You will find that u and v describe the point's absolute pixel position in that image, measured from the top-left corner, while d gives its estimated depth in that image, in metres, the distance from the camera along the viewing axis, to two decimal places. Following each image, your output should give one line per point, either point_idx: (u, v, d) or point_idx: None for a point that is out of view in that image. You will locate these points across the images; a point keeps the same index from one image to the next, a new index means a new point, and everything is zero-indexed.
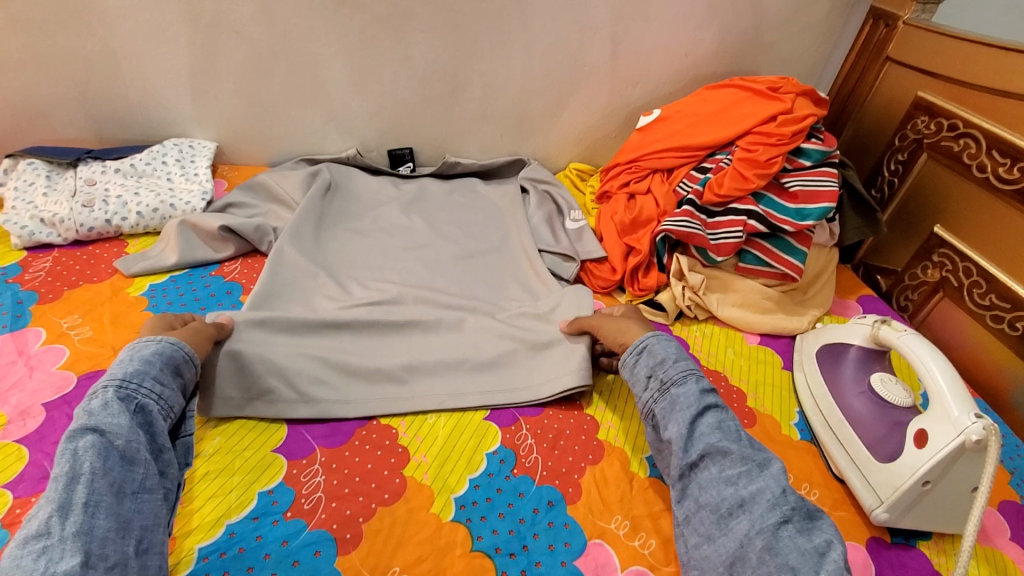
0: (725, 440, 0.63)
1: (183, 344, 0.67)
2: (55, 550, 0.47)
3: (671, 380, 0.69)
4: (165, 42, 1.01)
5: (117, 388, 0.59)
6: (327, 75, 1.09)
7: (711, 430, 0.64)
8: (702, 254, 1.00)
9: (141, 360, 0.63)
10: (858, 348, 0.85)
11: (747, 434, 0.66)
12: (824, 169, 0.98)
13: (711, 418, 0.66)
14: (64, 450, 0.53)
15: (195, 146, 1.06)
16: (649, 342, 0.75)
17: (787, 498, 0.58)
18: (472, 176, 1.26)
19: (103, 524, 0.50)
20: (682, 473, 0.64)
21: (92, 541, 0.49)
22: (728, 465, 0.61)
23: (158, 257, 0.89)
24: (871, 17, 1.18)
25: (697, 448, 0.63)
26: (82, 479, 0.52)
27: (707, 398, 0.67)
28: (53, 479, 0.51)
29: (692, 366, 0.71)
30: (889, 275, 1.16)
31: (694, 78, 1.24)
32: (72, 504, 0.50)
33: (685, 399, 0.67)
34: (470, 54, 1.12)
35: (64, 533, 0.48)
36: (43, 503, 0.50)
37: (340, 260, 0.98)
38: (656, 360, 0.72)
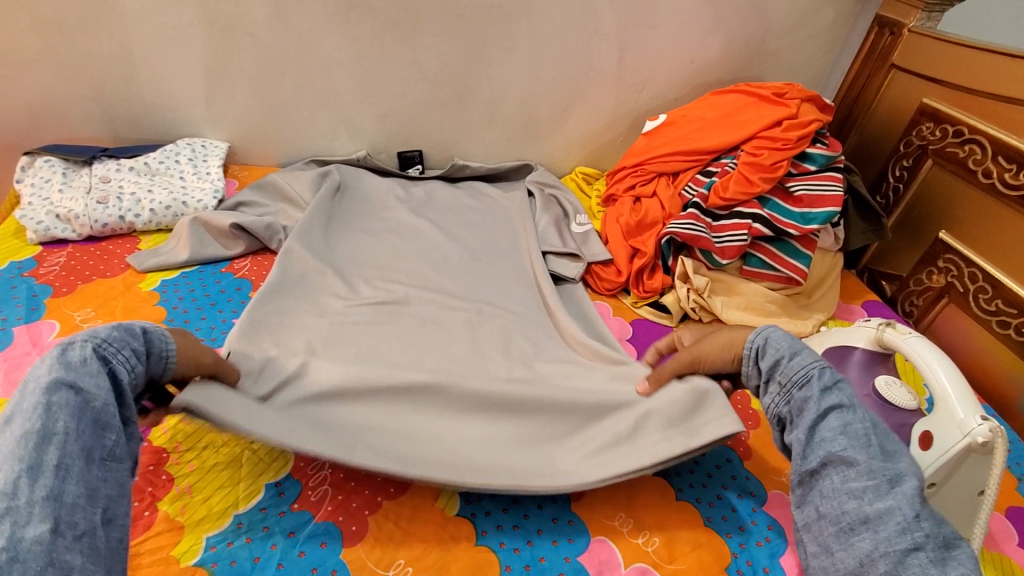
0: (850, 449, 0.59)
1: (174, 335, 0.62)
2: (21, 514, 0.46)
3: (791, 382, 0.65)
4: (181, 45, 1.03)
5: (95, 345, 0.56)
6: (339, 77, 1.11)
7: (834, 437, 0.60)
8: (706, 258, 1.01)
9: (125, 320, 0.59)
10: (862, 352, 0.84)
11: (879, 437, 0.60)
12: (828, 174, 0.99)
13: (833, 423, 0.61)
14: (36, 406, 0.51)
15: (208, 146, 1.07)
16: (758, 342, 0.69)
17: (920, 523, 0.54)
18: (479, 180, 1.28)
19: (73, 490, 0.50)
20: (801, 479, 0.62)
21: (62, 507, 0.48)
22: (852, 477, 0.58)
23: (169, 254, 0.90)
24: (876, 25, 1.18)
25: (818, 455, 0.60)
26: (55, 440, 0.50)
27: (829, 402, 0.62)
28: (22, 435, 0.49)
29: (814, 365, 0.65)
30: (893, 281, 1.16)
31: (700, 84, 1.25)
32: (41, 466, 0.49)
33: (805, 403, 0.63)
34: (479, 59, 1.14)
35: (31, 497, 0.47)
36: (8, 463, 0.48)
37: (349, 260, 1.00)
38: (770, 361, 0.67)
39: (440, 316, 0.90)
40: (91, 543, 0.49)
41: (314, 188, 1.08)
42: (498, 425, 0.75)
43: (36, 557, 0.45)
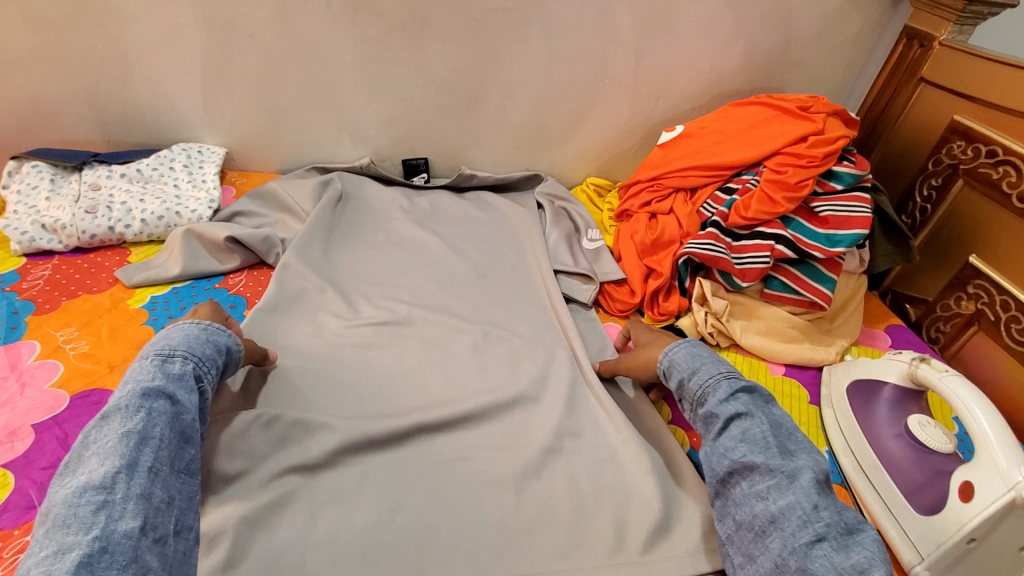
0: (751, 453, 0.62)
1: (243, 347, 0.71)
2: (117, 508, 0.48)
3: (693, 398, 0.70)
4: (178, 45, 0.98)
5: (193, 364, 0.63)
6: (344, 81, 1.06)
7: (735, 445, 0.63)
8: (726, 280, 0.96)
9: (212, 346, 0.66)
10: (893, 387, 0.81)
11: (778, 438, 0.63)
12: (855, 194, 0.94)
13: (733, 431, 0.65)
14: (140, 409, 0.55)
15: (204, 151, 1.02)
16: (664, 363, 0.76)
17: (820, 513, 0.55)
18: (487, 190, 1.23)
19: (158, 494, 0.52)
20: (717, 491, 0.64)
21: (148, 508, 0.50)
22: (757, 480, 0.60)
23: (161, 267, 0.86)
24: (905, 37, 1.13)
25: (724, 464, 0.63)
26: (150, 442, 0.54)
27: (727, 411, 0.66)
28: (122, 435, 0.53)
29: (710, 379, 0.70)
30: (919, 305, 1.11)
31: (718, 94, 1.20)
32: (137, 465, 0.52)
33: (708, 416, 0.68)
34: (489, 64, 1.09)
35: (127, 493, 0.49)
36: (110, 456, 0.51)
37: (348, 276, 0.95)
38: (675, 382, 0.74)
39: (445, 340, 0.86)
40: (162, 550, 0.50)
41: (314, 199, 1.04)
42: (506, 462, 0.70)
43: (127, 546, 0.46)
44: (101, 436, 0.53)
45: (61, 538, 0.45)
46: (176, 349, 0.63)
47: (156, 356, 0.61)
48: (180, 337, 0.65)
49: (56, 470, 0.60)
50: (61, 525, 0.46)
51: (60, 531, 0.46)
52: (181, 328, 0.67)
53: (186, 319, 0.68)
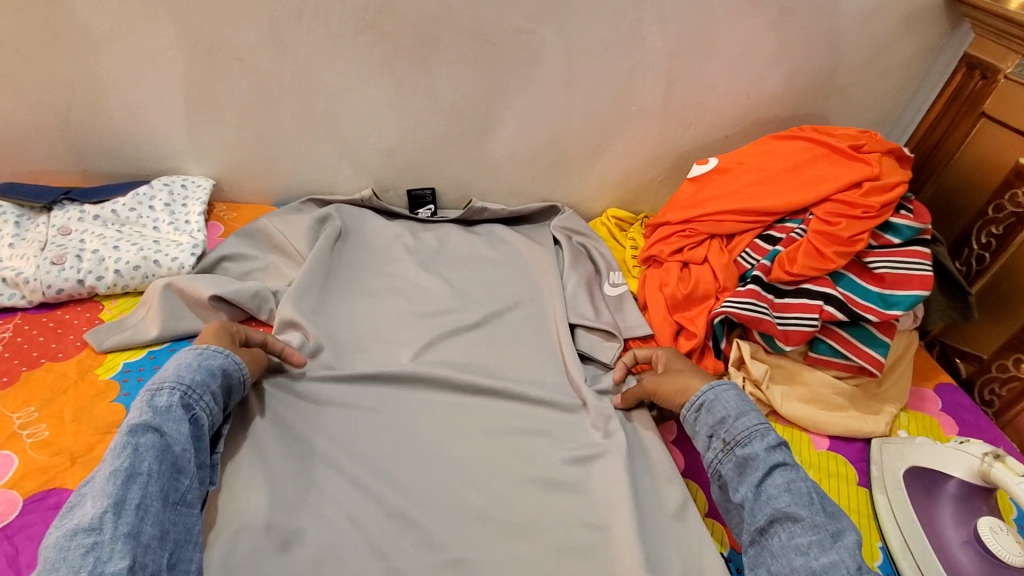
0: (795, 505, 0.62)
1: (245, 365, 0.70)
2: (104, 550, 0.50)
3: (734, 439, 0.69)
4: (157, 69, 0.88)
5: (181, 395, 0.63)
6: (343, 108, 0.96)
7: (779, 493, 0.63)
8: (767, 341, 0.86)
9: (204, 371, 0.66)
10: (959, 482, 0.73)
11: (821, 497, 0.64)
12: (915, 248, 0.84)
13: (778, 479, 0.65)
14: (125, 447, 0.57)
15: (188, 185, 0.92)
16: (707, 398, 0.74)
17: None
18: (499, 223, 1.13)
19: (148, 530, 0.54)
20: (753, 539, 0.63)
21: (138, 546, 0.52)
22: (798, 532, 0.60)
23: (137, 328, 0.76)
24: (965, 65, 1.01)
25: (765, 513, 0.63)
26: (138, 479, 0.55)
27: (774, 458, 0.66)
28: (112, 474, 0.55)
29: (757, 424, 0.69)
30: (971, 361, 1.02)
31: (755, 121, 1.09)
32: (124, 503, 0.53)
33: (750, 460, 0.67)
34: (504, 91, 0.98)
35: (114, 533, 0.51)
36: (100, 497, 0.53)
37: (346, 332, 0.85)
38: (716, 419, 0.71)
39: (452, 414, 0.77)
40: None
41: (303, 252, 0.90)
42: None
43: None
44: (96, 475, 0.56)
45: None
46: (165, 381, 0.63)
47: (147, 391, 0.62)
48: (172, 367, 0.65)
49: None
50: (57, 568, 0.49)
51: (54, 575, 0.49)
52: (176, 354, 0.67)
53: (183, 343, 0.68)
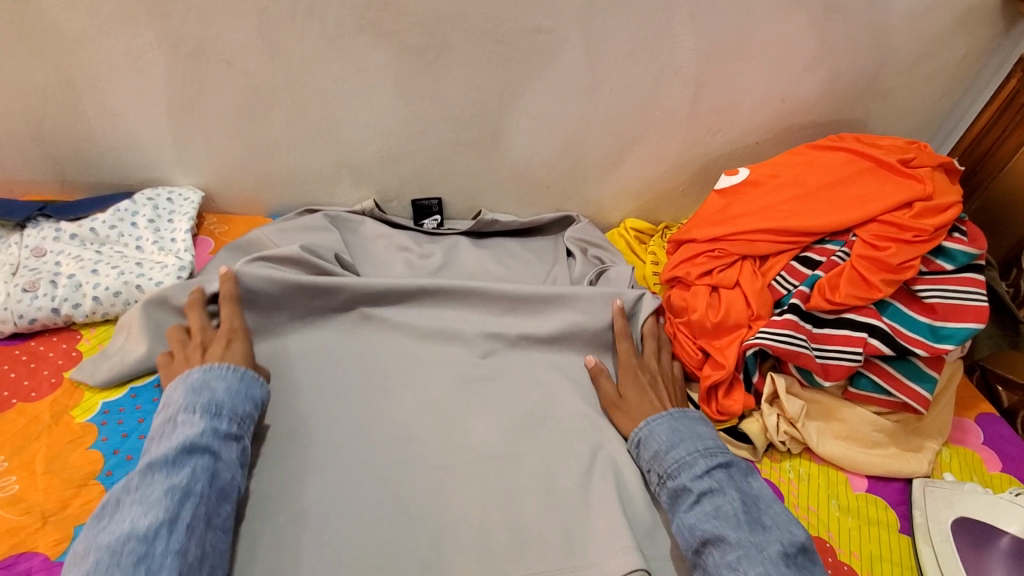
0: (722, 526, 0.61)
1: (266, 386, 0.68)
2: (155, 563, 0.48)
3: (666, 471, 0.69)
4: (138, 72, 0.80)
5: (238, 423, 0.62)
6: (342, 114, 0.88)
7: (706, 517, 0.62)
8: (804, 375, 0.79)
9: (250, 400, 0.65)
10: (1013, 539, 0.69)
11: (748, 511, 0.63)
12: (969, 276, 0.77)
13: (705, 505, 0.64)
14: (183, 464, 0.55)
15: (175, 199, 0.85)
16: (642, 433, 0.74)
17: None
18: (509, 236, 1.05)
19: (195, 549, 0.51)
20: (694, 562, 0.63)
21: (185, 563, 0.50)
22: (728, 549, 0.60)
23: (122, 352, 0.70)
24: (1022, 68, 0.93)
25: (696, 537, 0.62)
26: (192, 498, 0.53)
27: (700, 485, 0.65)
28: (165, 489, 0.53)
29: (686, 454, 0.69)
30: (1015, 390, 0.95)
31: (786, 129, 1.01)
32: (178, 519, 0.51)
33: (679, 489, 0.66)
34: (519, 95, 0.90)
35: (165, 547, 0.49)
36: (152, 509, 0.51)
37: (347, 364, 0.79)
38: (651, 453, 0.71)
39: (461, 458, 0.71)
40: None
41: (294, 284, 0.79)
42: None
43: None
44: (145, 485, 0.53)
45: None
46: (222, 405, 0.62)
47: (200, 409, 0.60)
48: (222, 391, 0.63)
49: None
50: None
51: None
52: (219, 377, 0.64)
53: (218, 367, 0.65)
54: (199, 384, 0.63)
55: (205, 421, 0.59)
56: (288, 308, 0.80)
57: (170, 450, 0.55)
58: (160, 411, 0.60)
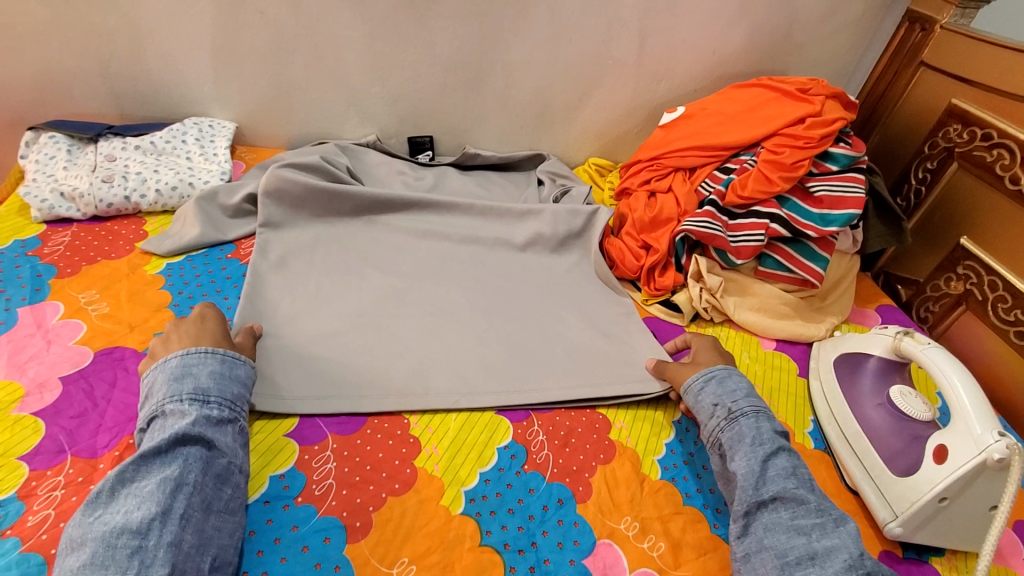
0: (800, 488, 0.63)
1: (250, 361, 0.70)
2: (148, 555, 0.50)
3: (741, 411, 0.70)
4: (189, 19, 1.00)
5: (227, 409, 0.63)
6: (349, 58, 1.08)
7: (784, 476, 0.64)
8: (721, 256, 0.99)
9: (235, 382, 0.66)
10: (879, 359, 0.85)
11: (818, 484, 0.66)
12: (850, 174, 0.96)
13: (784, 461, 0.66)
14: (174, 456, 0.57)
15: (215, 125, 1.07)
16: (719, 373, 0.75)
17: (864, 561, 0.57)
18: (490, 169, 1.25)
19: (189, 539, 0.53)
20: (747, 510, 0.63)
21: (179, 554, 0.51)
22: (801, 514, 0.61)
23: (179, 234, 0.89)
24: (907, 21, 1.13)
25: (771, 489, 0.63)
26: (185, 489, 0.55)
27: (781, 440, 0.68)
28: (158, 481, 0.55)
29: (765, 406, 0.72)
30: (910, 285, 1.13)
31: (720, 77, 1.21)
32: (171, 511, 0.53)
33: (756, 434, 0.68)
34: (494, 43, 1.10)
35: (158, 539, 0.51)
36: (145, 502, 0.53)
37: (354, 247, 0.97)
38: (725, 390, 0.73)
39: (445, 311, 0.89)
40: None
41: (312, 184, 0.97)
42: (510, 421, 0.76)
43: None
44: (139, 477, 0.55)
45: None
46: (209, 392, 0.62)
47: (188, 397, 0.61)
48: (207, 377, 0.64)
49: (83, 419, 0.65)
50: (97, 568, 0.49)
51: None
52: (200, 361, 0.65)
53: (200, 351, 0.66)
54: (183, 370, 0.63)
55: (192, 409, 0.60)
56: (308, 205, 0.98)
57: (161, 441, 0.57)
58: (146, 402, 0.61)
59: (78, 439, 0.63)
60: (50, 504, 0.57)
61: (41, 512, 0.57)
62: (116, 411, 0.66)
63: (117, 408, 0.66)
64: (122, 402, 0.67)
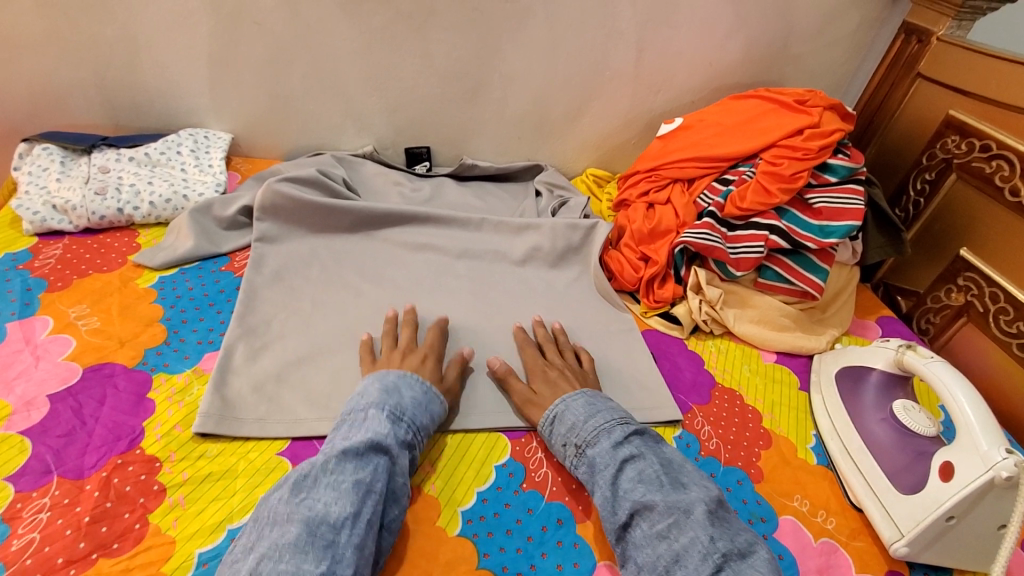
0: (649, 493, 0.62)
1: (438, 394, 0.72)
2: (339, 552, 0.53)
3: (585, 441, 0.69)
4: (186, 31, 1.00)
5: (414, 433, 0.66)
6: (347, 70, 1.08)
7: (634, 487, 0.63)
8: (720, 268, 0.98)
9: (427, 412, 0.69)
10: (880, 373, 0.84)
11: (669, 475, 0.65)
12: (849, 186, 0.95)
13: (630, 473, 0.64)
14: (369, 462, 0.60)
15: (211, 136, 1.07)
16: (558, 408, 0.73)
17: (716, 544, 0.57)
18: (488, 179, 1.25)
19: (367, 547, 0.56)
20: (617, 537, 0.62)
21: (360, 558, 0.54)
22: (656, 519, 0.60)
23: (173, 246, 0.88)
24: (903, 32, 1.14)
25: (625, 508, 0.62)
26: (372, 495, 0.58)
27: (622, 453, 0.66)
28: (353, 482, 0.58)
29: (604, 422, 0.70)
30: (910, 297, 1.12)
31: (718, 87, 1.21)
32: (360, 516, 0.56)
33: (601, 460, 0.66)
34: (492, 53, 1.10)
35: (347, 539, 0.54)
36: (343, 499, 0.56)
37: (350, 259, 0.96)
38: (567, 426, 0.71)
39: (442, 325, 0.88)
40: None
41: (309, 196, 0.96)
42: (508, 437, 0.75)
43: None
44: (339, 471, 0.59)
45: (298, 566, 0.51)
46: (405, 413, 0.67)
47: (389, 411, 0.66)
48: (408, 400, 0.68)
49: (70, 438, 0.63)
50: (297, 550, 0.52)
51: (297, 558, 0.52)
52: (408, 385, 0.70)
53: (415, 378, 0.72)
54: (392, 387, 0.69)
55: (390, 425, 0.64)
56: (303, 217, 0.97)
57: (361, 443, 0.61)
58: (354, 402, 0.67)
59: (65, 459, 0.61)
60: (35, 527, 0.55)
61: (25, 535, 0.55)
62: (104, 429, 0.64)
63: (105, 426, 0.65)
64: (111, 420, 0.65)
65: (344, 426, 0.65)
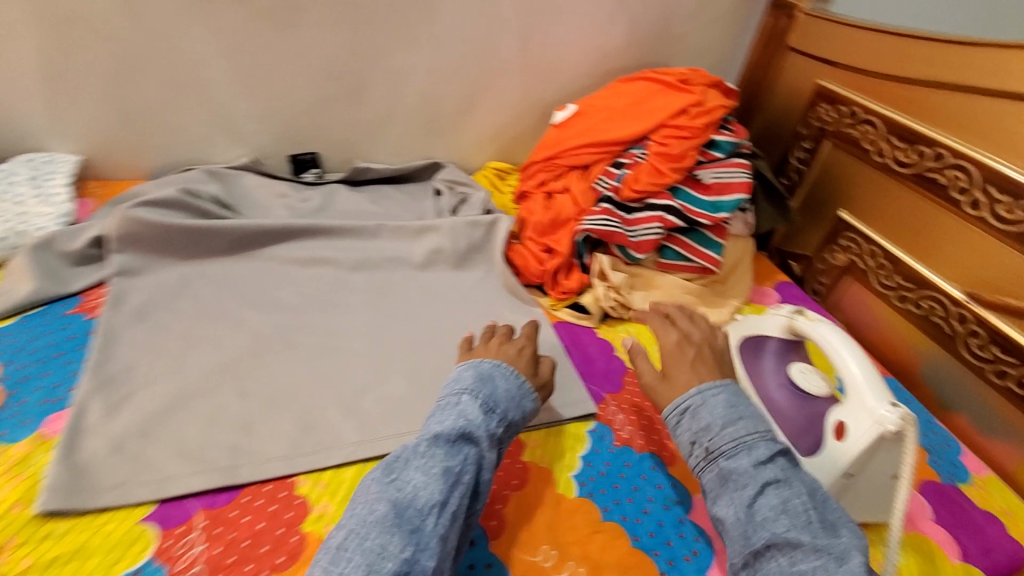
0: (793, 529, 0.52)
1: (530, 389, 0.69)
2: (424, 540, 0.51)
3: (719, 449, 0.59)
4: (7, 42, 0.87)
5: (505, 427, 0.63)
6: (211, 75, 0.98)
7: (774, 517, 0.53)
8: (623, 252, 0.98)
9: (518, 406, 0.66)
10: (777, 340, 0.87)
11: (821, 512, 0.54)
12: (734, 160, 0.98)
13: (772, 499, 0.54)
14: (456, 448, 0.58)
15: (53, 161, 0.94)
16: (693, 402, 0.64)
17: None
18: (385, 182, 1.18)
19: (450, 539, 0.53)
20: (745, 563, 0.53)
21: (444, 547, 0.52)
22: (799, 558, 0.50)
23: (9, 292, 0.77)
24: (773, 9, 1.18)
25: (761, 535, 0.53)
26: (460, 485, 0.56)
27: (765, 474, 0.56)
28: (443, 468, 0.56)
29: (747, 434, 0.59)
30: (801, 260, 1.17)
31: (607, 72, 1.21)
32: (448, 504, 0.54)
33: (737, 476, 0.57)
34: (372, 49, 1.04)
35: (433, 527, 0.52)
36: (432, 484, 0.54)
37: (230, 284, 0.87)
38: (700, 425, 0.62)
39: (337, 345, 0.82)
40: None
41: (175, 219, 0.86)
42: None
43: None
44: (430, 454, 0.57)
45: (385, 543, 0.50)
46: (496, 404, 0.64)
47: (482, 400, 0.63)
48: (501, 390, 0.66)
49: None
50: (383, 529, 0.51)
51: (384, 536, 0.50)
52: (501, 374, 0.68)
53: (507, 369, 0.69)
54: (488, 374, 0.67)
55: (482, 415, 0.62)
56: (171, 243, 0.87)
57: (454, 430, 0.59)
58: (453, 385, 0.65)
59: None
60: None
61: None
62: None
63: None
64: None
65: (440, 413, 0.62)
